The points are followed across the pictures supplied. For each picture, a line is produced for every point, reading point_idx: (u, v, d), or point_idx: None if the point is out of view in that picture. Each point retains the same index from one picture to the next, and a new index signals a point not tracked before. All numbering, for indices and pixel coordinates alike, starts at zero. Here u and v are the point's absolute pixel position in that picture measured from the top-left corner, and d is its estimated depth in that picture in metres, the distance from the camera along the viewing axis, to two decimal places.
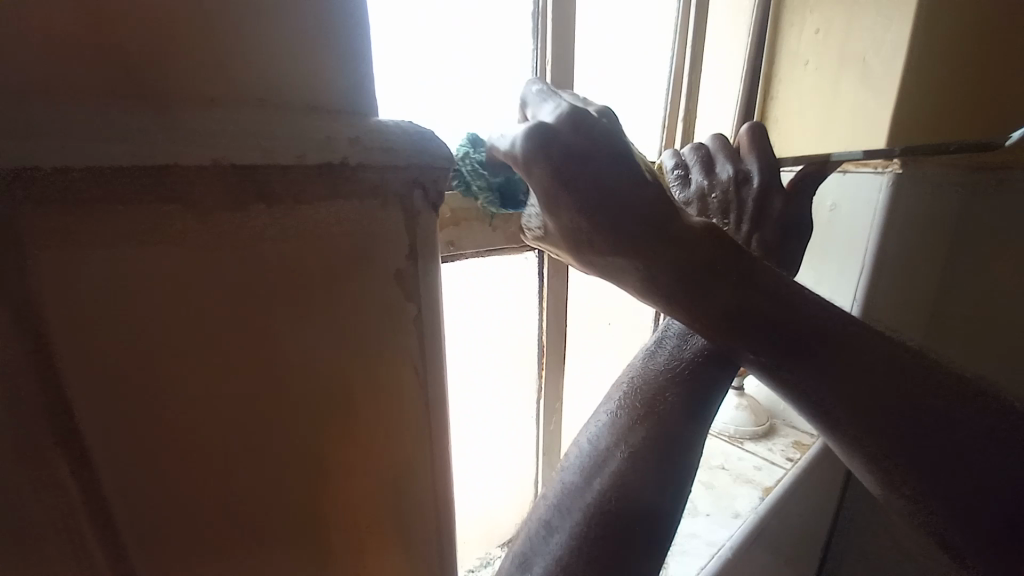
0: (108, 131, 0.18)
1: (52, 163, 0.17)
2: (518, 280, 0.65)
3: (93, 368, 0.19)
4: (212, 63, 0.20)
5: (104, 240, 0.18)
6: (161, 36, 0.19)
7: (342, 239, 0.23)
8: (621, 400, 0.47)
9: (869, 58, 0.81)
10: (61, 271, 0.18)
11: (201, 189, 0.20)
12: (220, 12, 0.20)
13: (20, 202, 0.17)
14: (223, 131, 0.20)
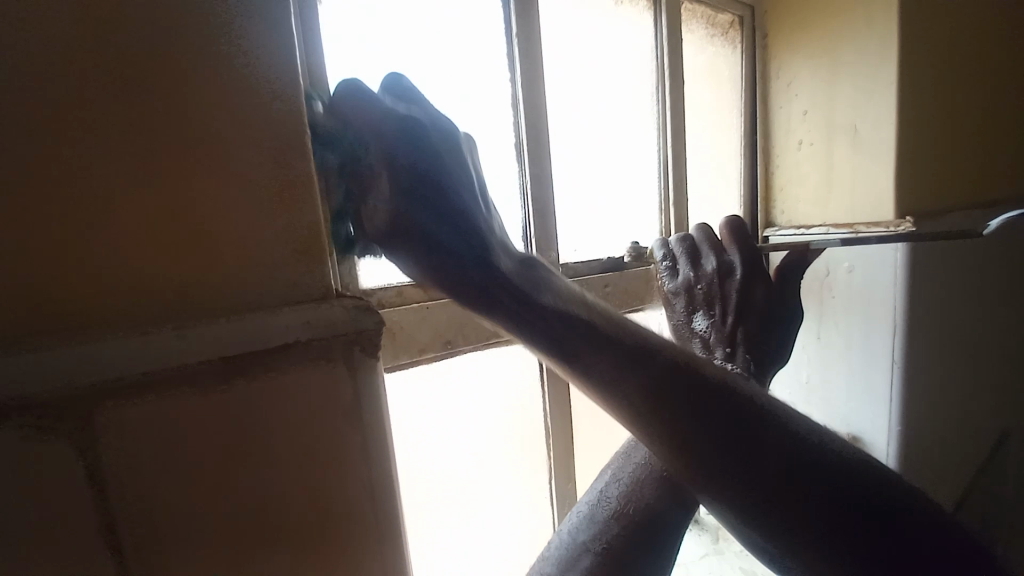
0: (153, 341, 0.26)
1: (115, 370, 0.25)
2: (521, 366, 0.72)
3: (128, 514, 0.26)
4: (212, 275, 0.28)
5: (138, 420, 0.25)
6: (184, 266, 0.27)
7: (309, 392, 0.30)
8: (602, 492, 0.51)
9: (858, 127, 0.83)
10: (113, 444, 0.25)
11: (201, 372, 0.27)
12: (215, 246, 0.28)
13: (94, 400, 0.24)
14: (222, 328, 0.27)
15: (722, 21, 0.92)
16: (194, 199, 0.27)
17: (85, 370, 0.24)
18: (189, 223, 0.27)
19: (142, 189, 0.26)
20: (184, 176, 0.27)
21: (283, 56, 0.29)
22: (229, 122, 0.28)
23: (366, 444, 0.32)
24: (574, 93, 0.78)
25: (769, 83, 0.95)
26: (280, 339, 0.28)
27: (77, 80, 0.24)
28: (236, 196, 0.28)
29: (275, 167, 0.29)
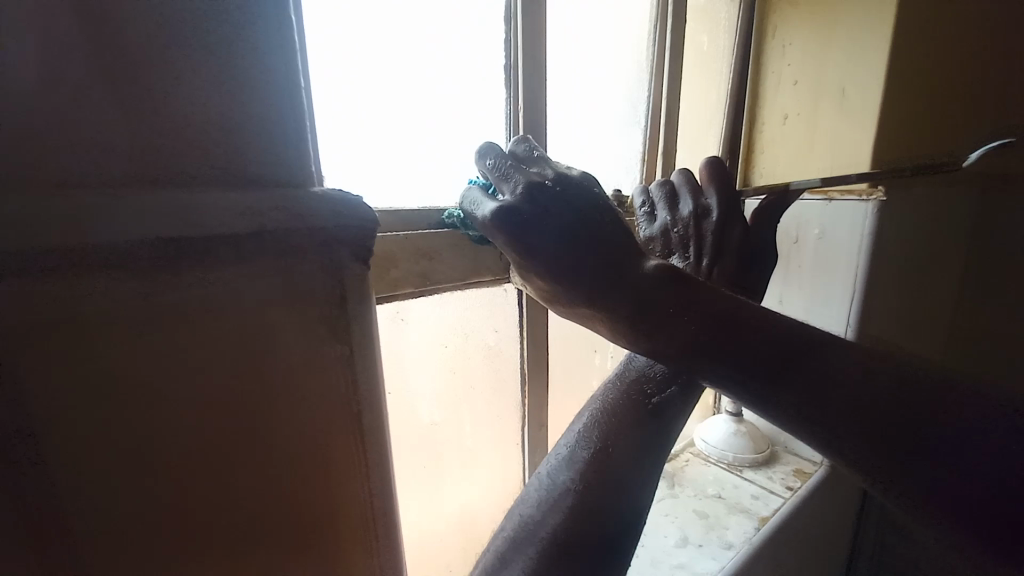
0: (98, 210, 0.21)
1: (44, 239, 0.20)
2: (499, 313, 0.68)
3: (72, 410, 0.22)
4: (164, 138, 0.23)
5: (79, 305, 0.21)
6: (115, 127, 0.22)
7: (288, 287, 0.27)
8: (583, 429, 0.49)
9: (845, 87, 0.83)
10: (45, 326, 0.20)
11: (152, 254, 0.22)
12: (152, 107, 0.23)
13: (10, 273, 0.19)
14: (177, 206, 0.23)
15: None
16: (140, 33, 0.22)
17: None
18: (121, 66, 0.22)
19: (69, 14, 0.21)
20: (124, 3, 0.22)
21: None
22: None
23: (348, 356, 0.29)
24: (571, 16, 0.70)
25: (765, 38, 0.90)
26: (246, 228, 0.24)
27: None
28: (180, 37, 0.23)
29: (243, 10, 0.25)
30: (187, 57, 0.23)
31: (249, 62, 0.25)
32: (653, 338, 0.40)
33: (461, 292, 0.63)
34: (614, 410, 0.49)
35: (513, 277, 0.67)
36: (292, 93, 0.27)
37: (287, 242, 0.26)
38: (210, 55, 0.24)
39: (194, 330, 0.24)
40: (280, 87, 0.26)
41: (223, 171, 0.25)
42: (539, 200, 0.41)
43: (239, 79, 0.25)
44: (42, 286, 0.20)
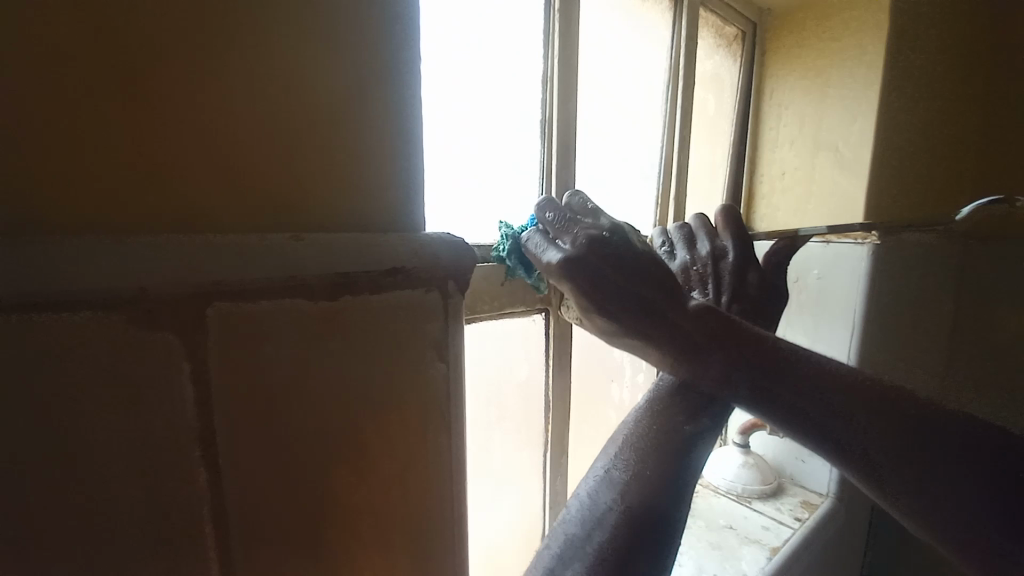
0: (266, 249, 0.26)
1: (231, 274, 0.25)
2: (527, 341, 0.73)
3: (232, 417, 0.26)
4: (325, 188, 0.29)
5: (247, 329, 0.26)
6: (279, 182, 0.28)
7: (399, 316, 0.31)
8: (618, 451, 0.53)
9: (839, 144, 0.93)
10: (223, 344, 0.25)
11: (313, 288, 0.27)
12: (307, 167, 0.28)
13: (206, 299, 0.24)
14: (324, 247, 0.27)
15: (729, 33, 0.96)
16: (316, 110, 0.28)
17: (188, 274, 0.23)
18: (288, 136, 0.28)
19: (270, 96, 0.27)
20: (309, 89, 0.28)
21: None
22: (355, 38, 0.29)
23: (447, 376, 0.34)
24: (597, 74, 0.77)
25: (764, 99, 1.00)
26: (377, 266, 0.29)
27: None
28: (333, 117, 0.29)
29: (388, 93, 0.31)
30: (337, 132, 0.29)
31: (382, 132, 0.31)
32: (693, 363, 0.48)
33: (494, 322, 0.68)
34: (648, 437, 0.52)
35: (542, 309, 0.72)
36: (415, 155, 0.33)
37: (407, 279, 0.30)
38: (352, 128, 0.30)
39: (326, 350, 0.28)
40: (410, 151, 0.32)
41: (358, 216, 0.31)
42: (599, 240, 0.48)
43: (373, 144, 0.31)
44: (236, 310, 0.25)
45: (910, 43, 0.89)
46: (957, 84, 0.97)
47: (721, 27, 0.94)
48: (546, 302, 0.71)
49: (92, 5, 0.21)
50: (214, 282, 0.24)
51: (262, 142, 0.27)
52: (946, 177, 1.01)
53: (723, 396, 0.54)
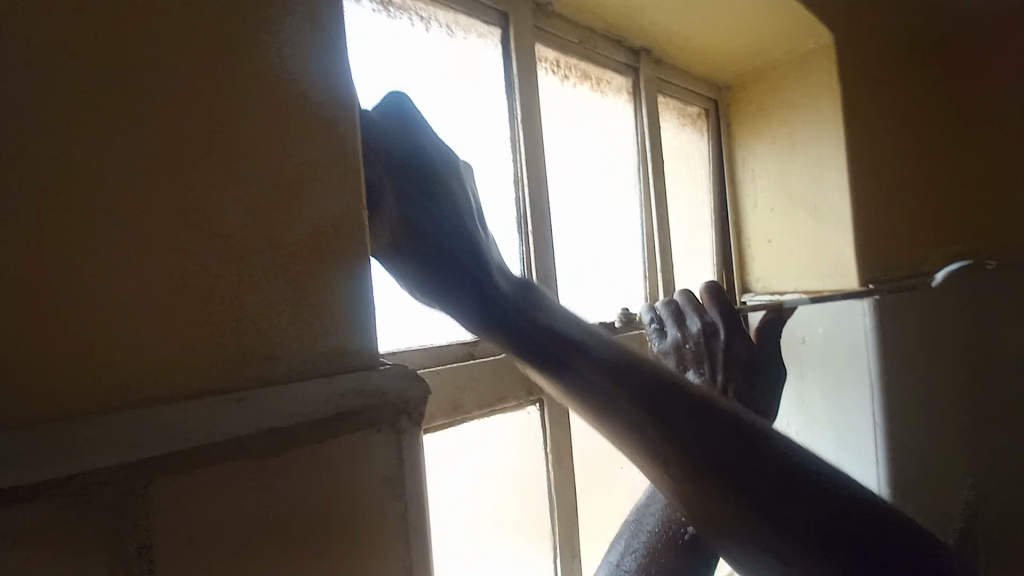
0: (211, 418, 0.26)
1: (176, 448, 0.24)
2: (524, 433, 0.71)
3: None
4: (274, 342, 0.29)
5: (195, 501, 0.25)
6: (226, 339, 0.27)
7: (355, 461, 0.30)
8: (623, 554, 0.51)
9: (816, 203, 0.94)
10: (169, 521, 0.24)
11: (259, 444, 0.27)
12: (253, 320, 0.28)
13: (150, 478, 0.24)
14: (270, 405, 0.27)
15: (691, 112, 1.03)
16: (260, 263, 0.29)
17: (121, 448, 0.23)
18: (233, 294, 0.28)
19: (213, 262, 0.27)
20: (253, 249, 0.28)
21: (346, 138, 0.32)
22: (299, 196, 0.30)
23: (409, 520, 0.32)
24: (570, 165, 0.81)
25: (737, 167, 1.05)
26: (326, 415, 0.29)
27: (158, 153, 0.26)
28: (278, 265, 0.29)
29: (334, 233, 0.31)
30: (281, 281, 0.29)
31: (329, 272, 0.31)
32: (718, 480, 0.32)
33: (488, 417, 0.67)
34: (651, 542, 0.50)
35: (535, 400, 0.71)
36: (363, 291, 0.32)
37: (359, 422, 0.30)
38: (298, 274, 0.30)
39: (278, 510, 0.27)
40: (357, 288, 0.32)
41: (308, 359, 0.30)
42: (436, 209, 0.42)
43: (319, 285, 0.31)
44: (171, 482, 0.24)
45: (867, 106, 0.93)
46: (922, 137, 1.01)
47: (683, 109, 1.01)
48: (539, 391, 0.70)
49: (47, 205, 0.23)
50: (158, 459, 0.24)
51: (206, 305, 0.27)
52: (934, 223, 1.01)
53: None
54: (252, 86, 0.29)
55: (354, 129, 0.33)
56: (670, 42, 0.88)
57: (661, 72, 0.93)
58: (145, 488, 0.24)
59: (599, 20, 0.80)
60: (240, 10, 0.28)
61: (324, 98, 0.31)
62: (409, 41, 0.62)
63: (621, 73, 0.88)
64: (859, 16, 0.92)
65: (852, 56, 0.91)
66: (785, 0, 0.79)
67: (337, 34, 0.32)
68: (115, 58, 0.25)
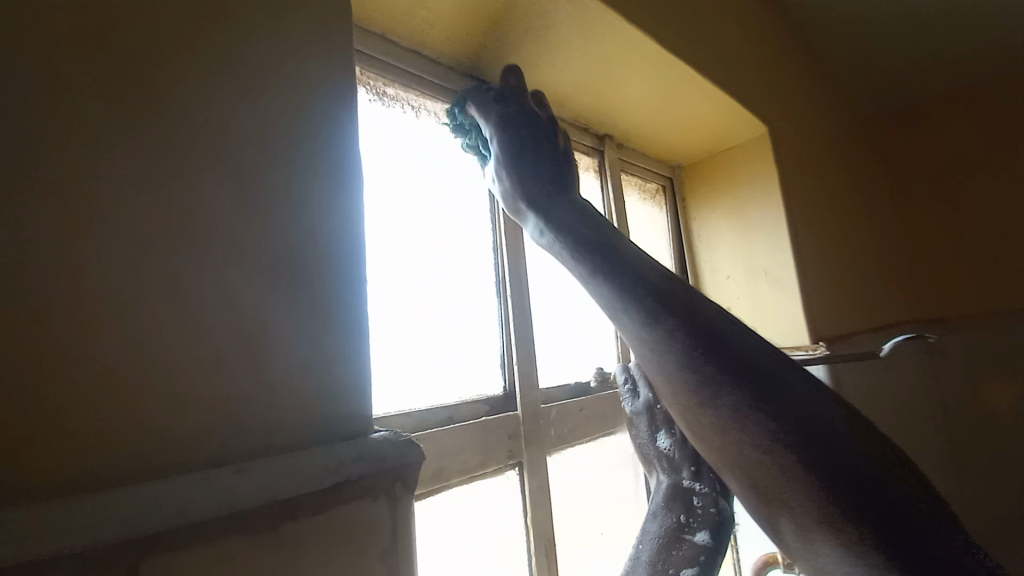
0: (211, 488, 0.26)
1: (171, 522, 0.24)
2: (504, 499, 0.70)
3: None
4: (275, 405, 0.30)
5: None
6: (228, 407, 0.28)
7: (350, 529, 0.30)
8: None
9: (768, 269, 1.03)
10: None
11: (256, 518, 0.26)
12: (254, 388, 0.29)
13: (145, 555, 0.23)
14: (269, 474, 0.28)
15: (651, 188, 1.14)
16: (265, 333, 0.30)
17: (115, 528, 0.22)
18: (238, 362, 0.28)
19: (225, 331, 0.28)
20: (262, 315, 0.30)
21: (353, 210, 0.36)
22: (310, 264, 0.33)
23: None
24: None
25: (694, 236, 1.16)
26: (326, 482, 0.29)
27: (185, 230, 0.28)
28: (283, 333, 0.31)
29: (336, 302, 0.34)
30: (285, 350, 0.30)
31: (331, 339, 0.33)
32: (796, 435, 0.33)
33: (467, 484, 0.66)
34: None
35: (515, 463, 0.71)
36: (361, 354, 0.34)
37: (357, 487, 0.30)
38: (302, 343, 0.31)
39: None
40: (357, 351, 0.34)
41: (307, 427, 0.31)
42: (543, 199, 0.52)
43: (322, 353, 0.32)
44: (162, 562, 0.24)
45: (800, 187, 1.07)
46: (841, 216, 1.17)
47: (644, 185, 1.12)
48: (519, 455, 0.71)
49: (70, 278, 0.24)
50: (156, 534, 0.23)
51: (213, 372, 0.27)
52: (862, 288, 1.15)
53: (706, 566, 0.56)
54: (272, 168, 0.32)
55: (359, 203, 0.36)
56: (630, 130, 1.00)
57: (624, 153, 1.04)
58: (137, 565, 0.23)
59: (569, 111, 0.90)
60: (268, 111, 0.33)
61: (335, 178, 0.35)
62: (400, 124, 0.68)
63: (589, 154, 0.98)
64: (787, 115, 1.08)
65: (784, 146, 1.06)
66: (727, 101, 0.92)
67: (348, 127, 0.37)
68: (162, 148, 0.28)
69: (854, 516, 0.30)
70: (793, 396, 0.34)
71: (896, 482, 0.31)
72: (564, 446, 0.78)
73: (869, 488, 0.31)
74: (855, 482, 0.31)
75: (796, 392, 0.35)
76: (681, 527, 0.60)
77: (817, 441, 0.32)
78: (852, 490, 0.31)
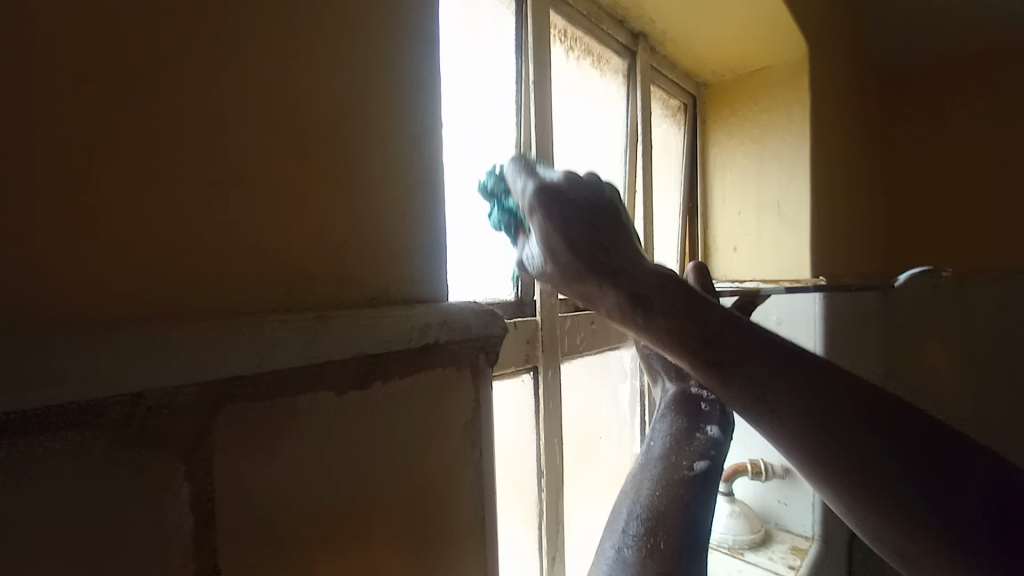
0: (293, 337, 0.21)
1: (250, 366, 0.20)
2: (517, 403, 0.70)
3: (241, 543, 0.20)
4: (355, 257, 0.27)
5: (268, 431, 0.21)
6: (298, 249, 0.24)
7: (434, 398, 0.27)
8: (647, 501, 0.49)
9: (780, 202, 1.02)
10: (238, 454, 0.20)
11: (343, 373, 0.23)
12: (325, 231, 0.25)
13: (221, 399, 0.20)
14: (354, 330, 0.23)
15: (673, 105, 1.06)
16: (336, 172, 0.26)
17: (187, 372, 0.18)
18: (308, 198, 0.25)
19: (299, 166, 0.24)
20: (339, 155, 0.26)
21: (424, 49, 0.31)
22: (389, 105, 0.29)
23: (478, 464, 0.30)
24: (569, 138, 0.80)
25: (709, 162, 1.10)
26: (413, 343, 0.25)
27: (244, 26, 0.23)
28: (354, 175, 0.27)
29: (409, 150, 0.29)
30: (357, 194, 0.27)
31: (400, 192, 0.29)
32: (822, 424, 0.30)
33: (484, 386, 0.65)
34: (656, 494, 0.48)
35: (531, 368, 0.70)
36: (439, 218, 0.31)
37: (443, 353, 0.27)
38: (374, 190, 0.28)
39: (358, 446, 0.24)
40: (430, 207, 0.30)
41: (379, 283, 0.27)
42: (576, 185, 0.37)
43: (393, 206, 0.28)
44: (240, 411, 0.20)
45: (828, 116, 1.03)
46: (861, 149, 1.13)
47: (668, 100, 1.04)
48: (534, 361, 0.69)
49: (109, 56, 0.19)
50: (236, 378, 0.20)
51: (286, 209, 0.24)
52: (867, 227, 1.15)
53: (712, 453, 0.55)
54: None
55: (430, 40, 0.31)
56: (666, 31, 0.90)
57: (655, 60, 0.95)
58: (214, 410, 0.20)
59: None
60: None
61: (404, 5, 0.30)
62: None
63: (619, 54, 0.88)
64: (829, 32, 1.00)
65: (819, 68, 1.00)
66: (775, 5, 0.84)
67: None
68: None
69: (885, 489, 0.28)
70: (820, 387, 0.30)
71: (915, 426, 0.29)
72: (574, 357, 0.78)
73: (894, 448, 0.28)
74: (869, 439, 0.28)
75: (825, 381, 0.31)
76: (686, 425, 0.60)
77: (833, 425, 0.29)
78: (874, 457, 0.28)
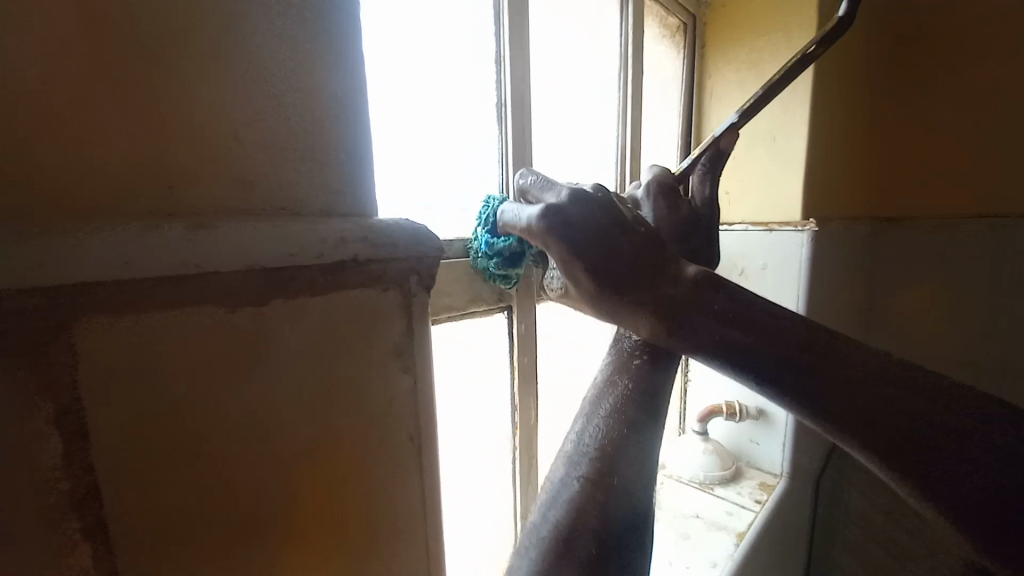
0: (165, 241, 0.18)
1: (109, 272, 0.17)
2: (489, 341, 0.68)
3: (124, 470, 0.18)
4: (249, 156, 0.23)
5: (149, 348, 0.18)
6: (173, 140, 0.21)
7: (357, 319, 0.24)
8: (595, 393, 0.42)
9: (776, 139, 0.89)
10: (109, 374, 0.18)
11: (236, 286, 0.20)
12: (207, 123, 0.22)
13: (82, 309, 0.17)
14: (244, 237, 0.20)
15: (671, 26, 0.98)
16: (214, 48, 0.21)
17: (23, 270, 0.15)
18: (180, 79, 0.21)
19: (181, 36, 0.21)
20: (232, 25, 0.22)
21: None
22: None
23: (414, 394, 0.28)
24: (552, 57, 0.72)
25: (704, 95, 1.03)
26: (324, 256, 0.22)
27: None
28: (241, 56, 0.22)
29: (317, 34, 0.25)
30: (244, 81, 0.22)
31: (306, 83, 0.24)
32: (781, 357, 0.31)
33: (455, 324, 0.62)
34: (598, 395, 0.41)
35: (504, 307, 0.67)
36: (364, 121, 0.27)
37: (365, 271, 0.24)
38: (265, 77, 0.23)
39: (261, 368, 0.21)
40: (348, 107, 0.26)
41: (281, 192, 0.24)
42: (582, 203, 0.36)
43: (296, 100, 0.24)
44: (106, 322, 0.17)
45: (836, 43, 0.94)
46: None
47: (664, 20, 0.95)
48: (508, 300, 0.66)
49: None
50: (96, 284, 0.17)
51: (152, 88, 0.20)
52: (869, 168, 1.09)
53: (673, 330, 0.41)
54: None
55: None
56: None
57: None
58: (71, 321, 0.17)
59: None
60: None
61: None
62: None
63: None
64: None
65: None
66: None
67: None
68: None
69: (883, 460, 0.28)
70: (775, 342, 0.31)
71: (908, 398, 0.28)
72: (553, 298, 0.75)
73: (863, 405, 0.28)
74: (898, 397, 0.28)
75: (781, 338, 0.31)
76: None
77: (847, 386, 0.29)
78: (897, 407, 0.28)
